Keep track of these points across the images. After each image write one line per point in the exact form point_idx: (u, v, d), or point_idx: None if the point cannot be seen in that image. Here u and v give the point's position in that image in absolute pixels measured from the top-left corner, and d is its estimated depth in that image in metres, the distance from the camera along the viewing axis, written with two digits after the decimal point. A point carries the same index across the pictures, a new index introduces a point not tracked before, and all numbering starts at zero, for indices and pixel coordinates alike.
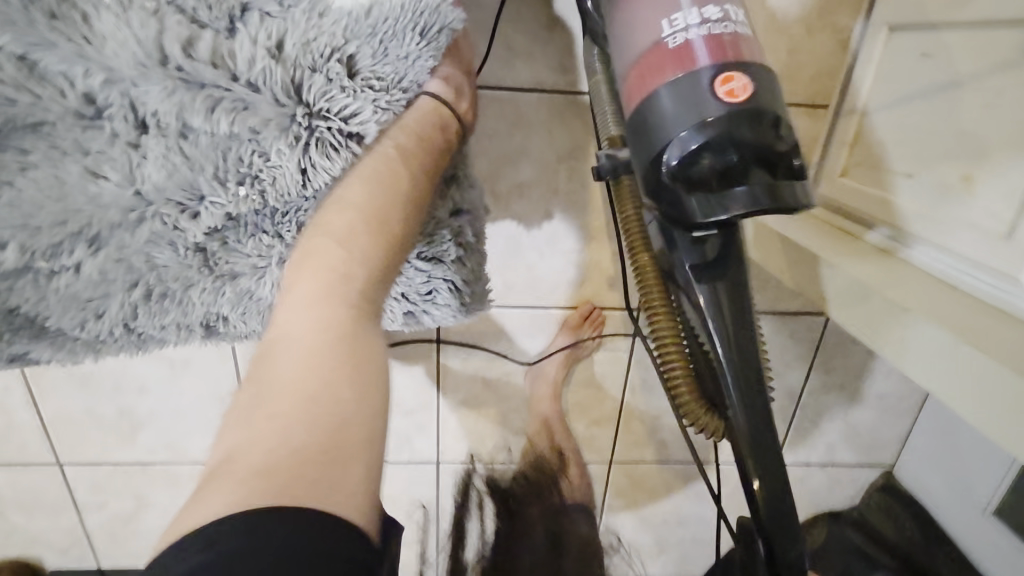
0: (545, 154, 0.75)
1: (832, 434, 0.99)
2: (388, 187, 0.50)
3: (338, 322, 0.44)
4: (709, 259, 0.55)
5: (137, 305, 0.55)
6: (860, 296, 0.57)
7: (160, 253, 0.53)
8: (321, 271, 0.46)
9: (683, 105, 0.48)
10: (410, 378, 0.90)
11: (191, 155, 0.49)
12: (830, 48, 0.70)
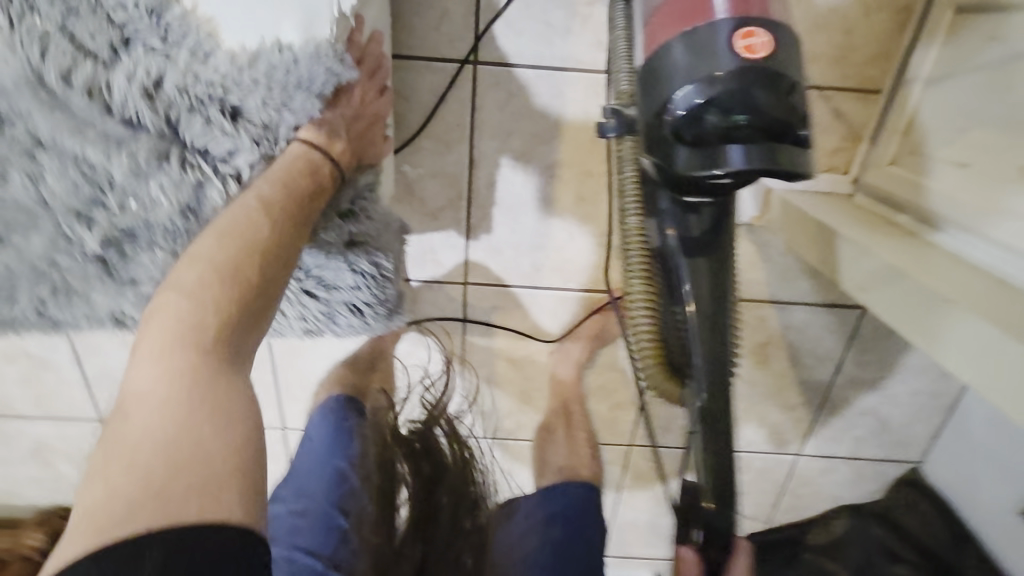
0: (579, 134, 0.73)
1: (859, 428, 0.97)
2: (242, 234, 0.47)
3: (183, 374, 0.43)
4: (695, 236, 0.48)
5: (45, 298, 0.58)
6: (884, 274, 0.55)
7: (62, 257, 0.55)
8: (171, 324, 0.44)
9: (695, 58, 0.39)
10: (436, 354, 0.91)
11: (89, 172, 0.51)
12: (888, 28, 0.66)
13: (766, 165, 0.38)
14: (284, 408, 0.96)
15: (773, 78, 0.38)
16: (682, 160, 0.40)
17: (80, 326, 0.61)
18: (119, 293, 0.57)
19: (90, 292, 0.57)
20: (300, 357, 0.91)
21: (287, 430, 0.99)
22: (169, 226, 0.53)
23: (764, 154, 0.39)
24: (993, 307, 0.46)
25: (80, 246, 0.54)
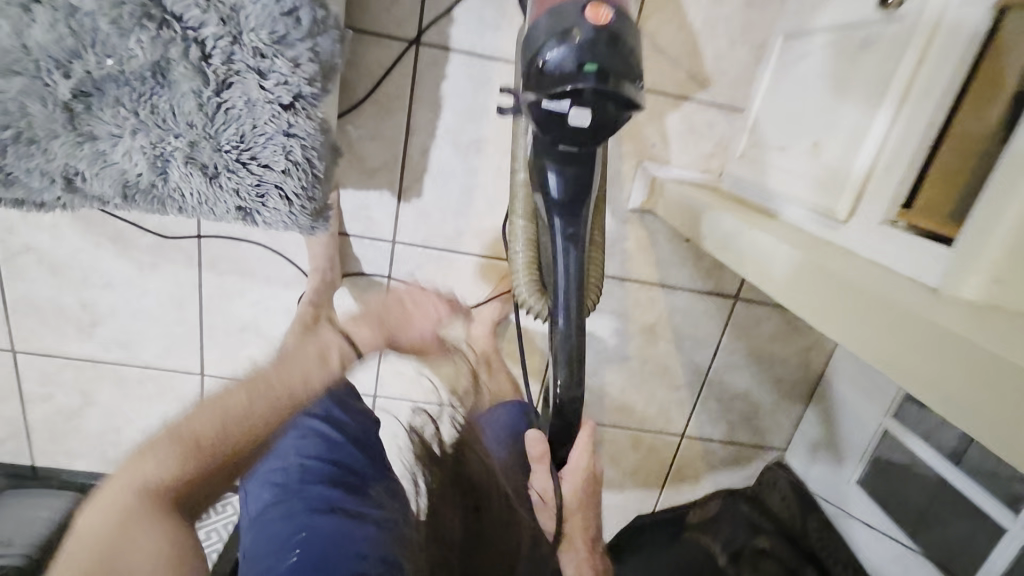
0: (503, 116, 0.86)
1: (734, 412, 1.10)
2: (222, 413, 0.54)
3: (123, 508, 0.48)
4: (565, 197, 0.62)
5: (5, 143, 0.49)
6: (824, 281, 0.50)
7: (40, 99, 0.47)
8: (174, 447, 0.52)
9: (557, 22, 0.54)
10: (362, 310, 0.98)
11: (79, 28, 0.45)
12: (747, 59, 0.83)
13: (603, 90, 0.52)
14: (205, 354, 0.99)
15: (604, 37, 0.52)
16: (543, 100, 0.54)
17: (31, 189, 0.53)
18: (107, 146, 0.50)
19: (63, 139, 0.49)
20: (230, 301, 0.95)
21: (206, 378, 1.01)
22: (108, 69, 0.47)
23: (605, 85, 0.52)
24: (890, 286, 0.45)
25: (59, 88, 0.47)
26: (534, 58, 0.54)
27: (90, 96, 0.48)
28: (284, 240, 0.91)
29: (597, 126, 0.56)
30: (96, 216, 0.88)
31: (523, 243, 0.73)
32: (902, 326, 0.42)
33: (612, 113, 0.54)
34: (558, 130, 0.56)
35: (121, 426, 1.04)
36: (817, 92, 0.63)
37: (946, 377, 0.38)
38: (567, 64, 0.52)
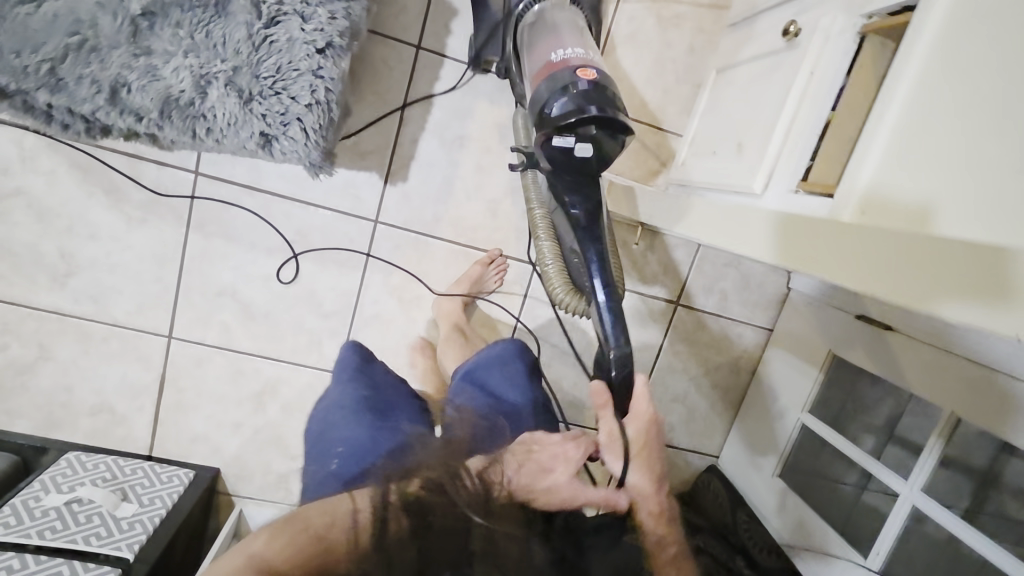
0: (485, 119, 0.99)
1: (673, 414, 1.19)
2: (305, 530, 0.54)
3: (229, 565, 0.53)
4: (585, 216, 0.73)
5: (66, 50, 0.57)
6: (798, 227, 0.53)
7: (112, 16, 0.57)
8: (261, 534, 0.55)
9: (557, 80, 0.67)
10: (337, 284, 1.04)
11: None
12: (688, 94, 1.01)
13: (602, 121, 0.65)
14: (176, 315, 1.02)
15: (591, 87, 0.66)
16: (552, 139, 0.67)
17: (74, 98, 0.61)
18: (157, 63, 0.59)
19: (121, 53, 0.58)
20: (210, 264, 1.00)
21: (172, 340, 1.03)
22: None
23: (604, 121, 0.65)
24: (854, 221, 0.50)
25: (129, 7, 0.57)
26: (539, 105, 0.67)
27: (152, 17, 0.58)
28: (273, 209, 0.98)
29: (595, 160, 0.69)
30: (95, 167, 0.93)
31: (552, 258, 0.86)
32: (883, 241, 0.43)
33: (604, 147, 0.68)
34: (567, 162, 0.69)
35: (74, 385, 1.03)
36: (740, 105, 0.79)
37: (900, 271, 0.41)
38: (574, 106, 0.64)
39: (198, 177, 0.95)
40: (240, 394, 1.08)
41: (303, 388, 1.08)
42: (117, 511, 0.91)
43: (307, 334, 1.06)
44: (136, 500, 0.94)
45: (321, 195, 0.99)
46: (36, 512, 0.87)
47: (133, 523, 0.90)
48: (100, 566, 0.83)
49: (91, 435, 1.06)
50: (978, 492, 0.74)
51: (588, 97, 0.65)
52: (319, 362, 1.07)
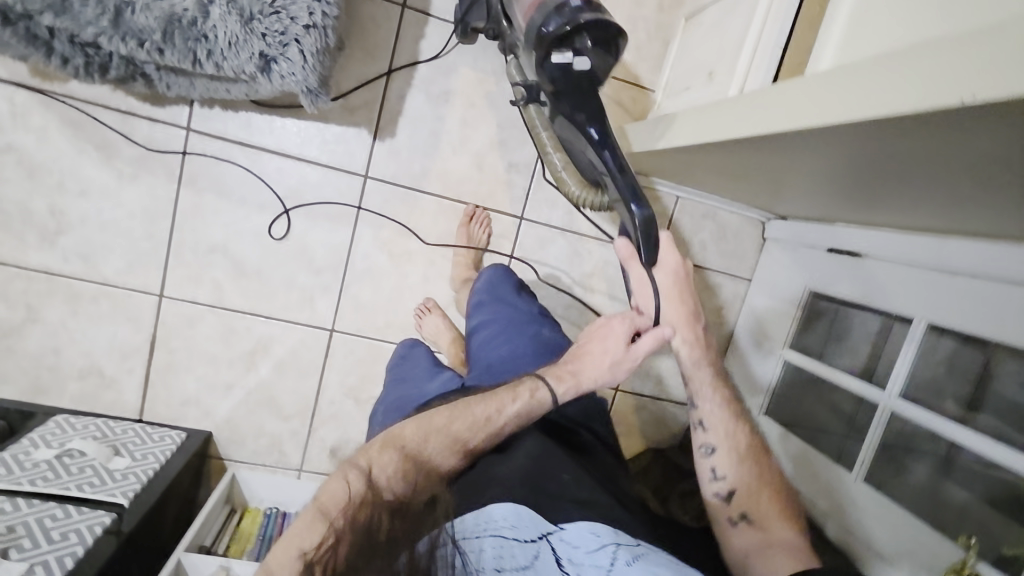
0: (469, 75, 1.04)
1: (660, 364, 1.23)
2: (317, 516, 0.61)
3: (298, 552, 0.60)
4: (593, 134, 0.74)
5: None
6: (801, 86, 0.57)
7: None
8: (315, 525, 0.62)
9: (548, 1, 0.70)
10: (329, 239, 1.06)
11: None
12: (659, 50, 1.08)
13: (598, 27, 0.68)
14: (167, 273, 1.02)
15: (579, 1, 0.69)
16: (553, 56, 0.70)
17: (80, 22, 0.64)
18: None
19: None
20: (201, 220, 1.01)
21: (163, 299, 1.03)
22: None
23: (597, 31, 0.69)
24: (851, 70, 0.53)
25: None
26: (538, 28, 0.69)
27: None
28: (264, 164, 1.01)
29: (593, 74, 0.73)
30: (87, 124, 0.95)
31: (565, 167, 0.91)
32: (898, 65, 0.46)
33: (598, 63, 0.72)
34: (567, 78, 0.72)
35: (62, 347, 1.02)
36: (708, 41, 0.85)
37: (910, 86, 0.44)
38: (570, 23, 0.68)
39: (190, 133, 0.98)
40: (232, 354, 1.07)
41: (295, 346, 1.09)
42: (109, 464, 0.91)
43: (299, 291, 1.07)
44: (129, 455, 0.94)
45: (312, 150, 1.02)
46: (27, 464, 0.87)
47: (127, 475, 0.90)
48: (95, 509, 0.82)
49: (78, 400, 1.04)
50: (972, 394, 0.78)
51: (578, 12, 0.68)
52: (311, 318, 1.08)
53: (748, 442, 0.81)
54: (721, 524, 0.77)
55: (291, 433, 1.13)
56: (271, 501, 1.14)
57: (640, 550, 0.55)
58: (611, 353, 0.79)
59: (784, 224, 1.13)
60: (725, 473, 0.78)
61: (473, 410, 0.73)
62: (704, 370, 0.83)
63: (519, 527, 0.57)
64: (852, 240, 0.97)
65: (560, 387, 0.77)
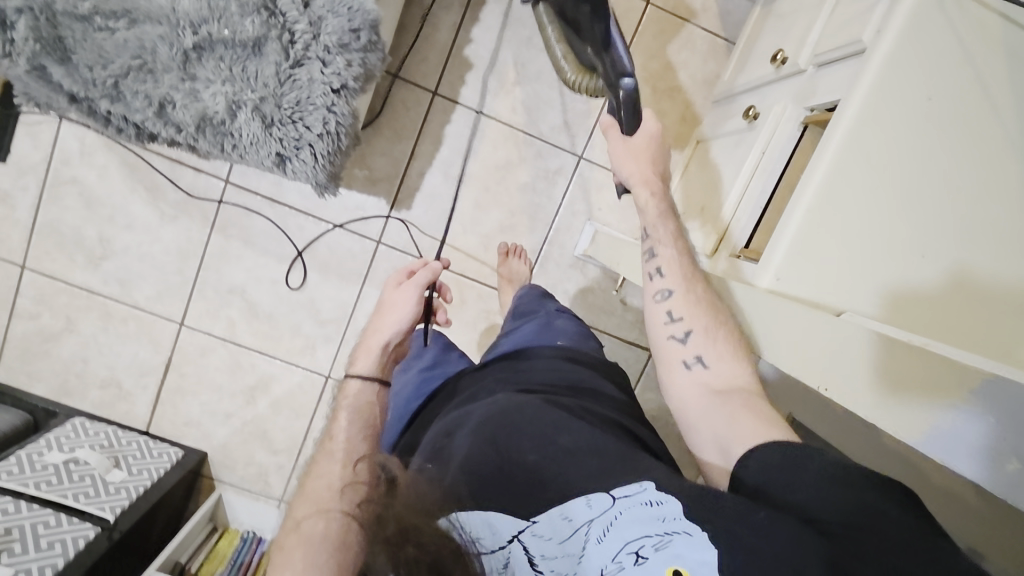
0: (488, 161, 1.09)
1: None
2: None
3: None
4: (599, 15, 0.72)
5: (128, 69, 0.70)
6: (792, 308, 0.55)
7: (164, 49, 0.68)
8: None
9: None
10: (337, 293, 1.13)
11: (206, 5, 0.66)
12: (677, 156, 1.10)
13: None
14: (190, 305, 1.12)
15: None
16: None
17: (132, 107, 0.73)
18: (197, 87, 0.71)
19: (169, 76, 0.70)
20: (226, 262, 1.11)
21: (182, 328, 1.13)
22: (217, 35, 0.67)
23: None
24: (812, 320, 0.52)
25: (181, 42, 0.68)
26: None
27: (199, 50, 0.69)
28: (289, 220, 1.10)
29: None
30: (142, 166, 1.06)
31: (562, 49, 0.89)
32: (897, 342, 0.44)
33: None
34: None
35: (90, 357, 1.13)
36: (706, 174, 0.88)
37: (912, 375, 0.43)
38: None
39: (227, 185, 1.07)
40: (235, 385, 1.16)
41: (293, 386, 1.17)
42: (107, 475, 1.00)
43: (304, 337, 1.14)
44: (126, 469, 1.03)
45: (332, 212, 1.10)
46: (37, 465, 0.97)
47: (119, 489, 0.99)
48: (83, 522, 0.90)
49: (96, 406, 1.15)
50: None
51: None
52: (311, 363, 1.16)
53: (702, 285, 0.67)
54: (671, 371, 0.63)
55: (279, 466, 1.20)
56: (250, 526, 1.21)
57: (615, 511, 0.48)
58: (396, 301, 0.81)
59: None
60: (683, 314, 0.64)
61: (314, 487, 0.67)
62: (669, 221, 0.73)
63: (486, 535, 0.51)
64: None
65: (361, 367, 0.78)
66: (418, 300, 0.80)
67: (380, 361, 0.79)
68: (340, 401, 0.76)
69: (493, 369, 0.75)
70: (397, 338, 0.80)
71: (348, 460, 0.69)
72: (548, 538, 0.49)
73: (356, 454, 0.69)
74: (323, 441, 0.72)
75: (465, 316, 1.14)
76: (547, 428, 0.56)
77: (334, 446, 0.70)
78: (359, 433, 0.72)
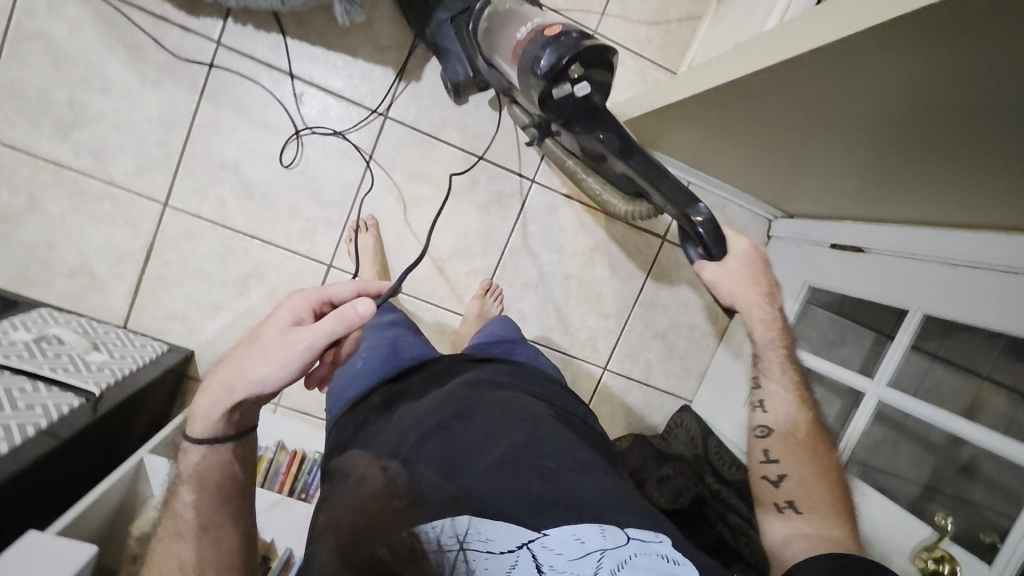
0: None
1: (652, 352, 1.22)
2: None
3: None
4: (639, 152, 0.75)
5: None
6: (793, 32, 0.59)
7: None
8: None
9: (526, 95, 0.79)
10: (340, 173, 1.07)
11: None
12: (689, 35, 1.11)
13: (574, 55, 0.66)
14: (175, 183, 1.02)
15: (575, 32, 0.68)
16: (552, 93, 0.69)
17: None
18: None
19: None
20: (217, 134, 1.02)
21: (167, 209, 1.03)
22: None
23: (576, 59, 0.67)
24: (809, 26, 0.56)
25: None
26: (533, 69, 0.69)
27: None
28: (288, 90, 1.02)
29: (594, 97, 0.72)
30: (120, 22, 0.96)
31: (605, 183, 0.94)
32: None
33: (597, 81, 0.70)
34: (572, 106, 0.72)
35: (57, 242, 1.01)
36: (738, 14, 0.89)
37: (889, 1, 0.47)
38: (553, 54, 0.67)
39: (219, 47, 0.99)
40: (227, 273, 1.07)
41: (289, 275, 1.08)
42: (86, 356, 0.89)
43: (304, 220, 1.07)
44: (106, 352, 0.92)
45: (337, 81, 1.03)
46: (3, 341, 0.84)
47: (102, 367, 0.89)
48: (64, 391, 0.80)
49: (64, 299, 1.03)
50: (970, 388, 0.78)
51: (571, 47, 0.67)
52: (310, 251, 1.08)
53: (807, 434, 0.75)
54: (766, 517, 0.71)
55: None
56: None
57: (629, 552, 0.50)
58: (272, 349, 0.58)
59: (791, 224, 1.15)
60: (778, 458, 0.74)
61: (158, 571, 0.59)
62: (777, 353, 0.80)
63: (495, 536, 0.50)
64: (857, 236, 0.98)
65: (197, 431, 0.62)
66: (302, 364, 0.58)
67: (224, 421, 0.62)
68: (180, 472, 0.63)
69: (491, 364, 0.78)
70: (251, 397, 0.60)
71: (201, 534, 0.61)
72: (558, 552, 0.50)
73: (212, 528, 0.62)
74: (168, 513, 0.63)
75: (476, 198, 1.11)
76: (564, 446, 0.59)
77: (181, 523, 0.61)
78: (211, 503, 0.63)
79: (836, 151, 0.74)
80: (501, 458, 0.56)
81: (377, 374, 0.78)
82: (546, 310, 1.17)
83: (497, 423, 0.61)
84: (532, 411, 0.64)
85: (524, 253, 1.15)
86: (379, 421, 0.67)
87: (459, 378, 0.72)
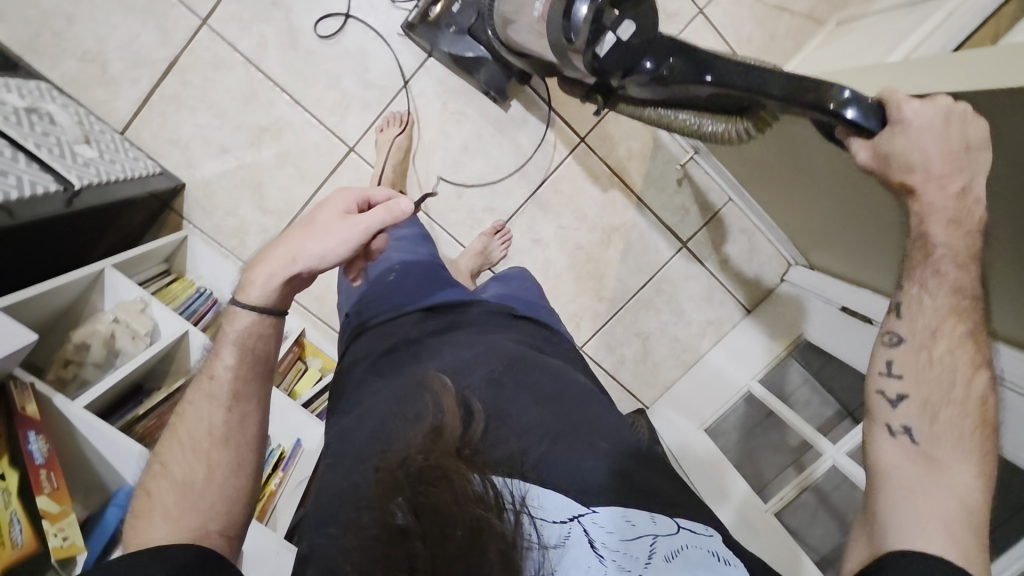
0: None
1: (631, 349, 1.20)
2: None
3: None
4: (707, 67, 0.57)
5: None
6: (910, 72, 0.57)
7: None
8: None
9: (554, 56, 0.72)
10: (394, 59, 1.01)
11: None
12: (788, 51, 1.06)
13: None
14: (221, 4, 0.96)
15: None
16: (598, 51, 0.61)
17: None
18: None
19: None
20: None
21: (204, 27, 0.96)
22: None
23: None
24: (921, 74, 0.54)
25: None
26: (565, 31, 0.63)
27: None
28: None
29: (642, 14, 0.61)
30: None
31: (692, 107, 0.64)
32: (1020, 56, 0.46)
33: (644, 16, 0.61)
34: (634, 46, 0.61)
35: (77, 19, 0.93)
36: (847, 45, 0.85)
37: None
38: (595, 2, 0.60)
39: None
40: (243, 118, 1.00)
41: (304, 143, 1.02)
42: (75, 146, 0.84)
43: (340, 93, 1.01)
44: (97, 150, 0.87)
45: None
46: None
47: (88, 163, 0.83)
48: (42, 172, 0.76)
49: (65, 80, 0.95)
50: None
51: None
52: (336, 127, 1.02)
53: (965, 329, 0.46)
54: (866, 430, 0.48)
55: (261, 227, 1.05)
56: (208, 283, 1.03)
57: (680, 543, 0.43)
58: (331, 228, 0.54)
59: (808, 274, 1.13)
60: (904, 372, 0.47)
61: (187, 433, 0.52)
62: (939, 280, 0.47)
63: (544, 506, 0.43)
64: (870, 308, 0.95)
65: (251, 297, 0.54)
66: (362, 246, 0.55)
67: (281, 292, 0.55)
68: (223, 333, 0.54)
69: (525, 324, 0.69)
70: (310, 273, 0.55)
71: (234, 404, 0.52)
72: (608, 529, 0.43)
73: (246, 399, 0.53)
74: (201, 372, 0.54)
75: (520, 136, 1.07)
76: (578, 404, 0.54)
77: (216, 387, 0.53)
78: (249, 374, 0.54)
79: (881, 215, 0.73)
80: (547, 427, 0.50)
81: (408, 303, 0.68)
82: (546, 272, 1.14)
83: (531, 379, 0.55)
84: (584, 385, 0.58)
85: (544, 209, 1.11)
86: (410, 353, 0.60)
87: (500, 333, 0.63)
